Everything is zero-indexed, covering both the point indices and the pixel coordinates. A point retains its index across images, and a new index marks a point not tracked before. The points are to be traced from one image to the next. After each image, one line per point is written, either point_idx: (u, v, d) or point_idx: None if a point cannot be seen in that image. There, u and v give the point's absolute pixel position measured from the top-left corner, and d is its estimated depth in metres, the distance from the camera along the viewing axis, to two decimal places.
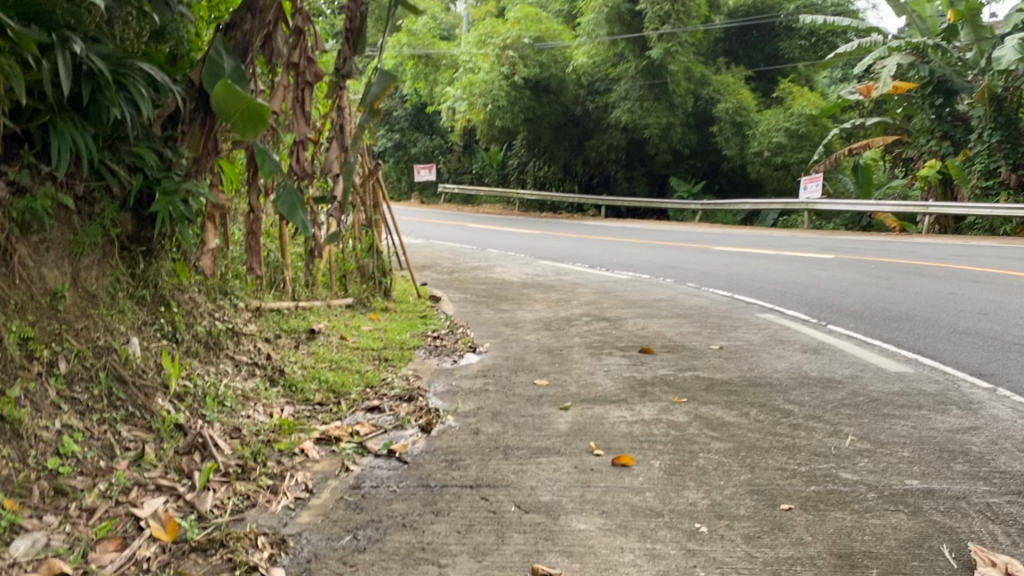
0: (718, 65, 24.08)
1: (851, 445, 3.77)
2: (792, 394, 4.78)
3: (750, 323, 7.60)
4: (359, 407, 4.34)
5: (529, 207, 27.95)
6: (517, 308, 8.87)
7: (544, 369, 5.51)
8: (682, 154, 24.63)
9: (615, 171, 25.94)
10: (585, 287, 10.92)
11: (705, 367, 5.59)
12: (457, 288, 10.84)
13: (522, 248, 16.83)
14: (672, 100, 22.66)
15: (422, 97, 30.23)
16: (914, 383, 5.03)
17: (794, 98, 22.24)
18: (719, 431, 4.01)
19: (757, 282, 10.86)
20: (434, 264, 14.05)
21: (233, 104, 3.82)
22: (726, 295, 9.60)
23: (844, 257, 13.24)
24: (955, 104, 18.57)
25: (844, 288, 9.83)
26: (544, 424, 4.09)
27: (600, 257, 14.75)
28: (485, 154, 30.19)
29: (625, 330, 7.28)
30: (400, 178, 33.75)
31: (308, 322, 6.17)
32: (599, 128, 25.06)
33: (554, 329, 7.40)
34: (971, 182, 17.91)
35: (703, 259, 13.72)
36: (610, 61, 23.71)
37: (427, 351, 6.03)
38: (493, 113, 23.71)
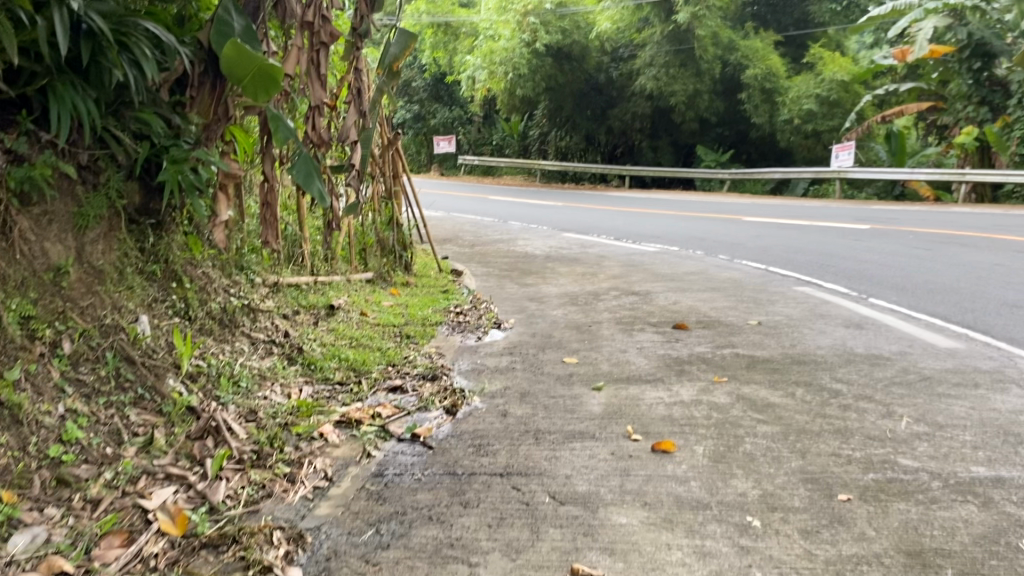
0: (746, 30, 23.52)
1: (908, 429, 3.51)
2: (838, 372, 4.52)
3: (786, 296, 7.32)
4: (380, 387, 4.14)
5: (552, 178, 27.61)
6: (543, 282, 8.64)
7: (574, 346, 5.28)
8: (708, 123, 24.19)
9: (640, 141, 25.46)
10: (611, 260, 10.66)
11: (742, 344, 5.33)
12: (480, 262, 10.61)
13: (545, 220, 16.57)
14: (698, 66, 22.21)
15: (443, 67, 29.86)
16: (967, 360, 4.75)
17: (825, 63, 21.69)
18: (763, 413, 3.78)
19: (790, 253, 10.55)
20: (457, 237, 13.83)
21: (243, 66, 3.61)
22: (758, 268, 9.31)
23: (879, 227, 12.84)
24: (993, 68, 17.98)
25: (882, 259, 9.49)
26: (577, 406, 3.87)
27: (624, 229, 14.48)
28: (506, 125, 29.80)
29: (656, 304, 7.03)
30: (420, 150, 33.45)
31: (327, 298, 6.01)
32: (623, 96, 24.63)
33: (582, 304, 7.17)
34: (1009, 149, 17.39)
35: (732, 231, 13.40)
36: (634, 27, 23.23)
37: (450, 326, 5.84)
38: (514, 81, 23.50)
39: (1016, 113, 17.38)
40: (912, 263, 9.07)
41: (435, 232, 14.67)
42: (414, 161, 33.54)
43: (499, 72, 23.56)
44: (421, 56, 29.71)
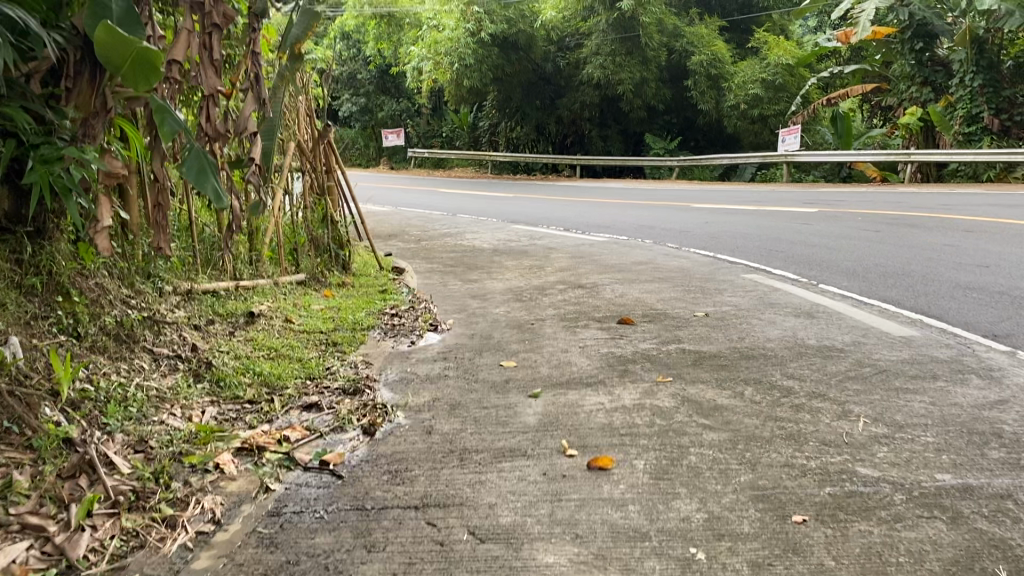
0: (691, 16, 23.38)
1: (865, 431, 3.24)
2: (790, 367, 4.24)
3: (736, 285, 7.07)
4: (294, 405, 3.77)
5: (502, 170, 27.25)
6: (486, 277, 8.28)
7: (513, 347, 4.93)
8: (657, 110, 24.06)
9: (589, 130, 25.21)
10: (559, 251, 10.34)
11: (690, 338, 5.03)
12: (424, 258, 10.22)
13: (493, 211, 16.23)
14: (645, 54, 22.00)
15: (388, 59, 29.25)
16: (924, 349, 4.52)
17: (770, 47, 21.62)
18: (711, 417, 3.47)
19: (740, 239, 10.34)
20: (402, 232, 13.40)
21: (120, 52, 3.19)
22: (707, 255, 9.07)
23: (828, 210, 12.73)
24: (935, 49, 18.04)
25: (832, 243, 9.31)
26: (508, 417, 3.52)
27: (573, 219, 14.21)
28: (454, 117, 29.36)
29: (602, 298, 6.72)
30: (369, 144, 32.78)
31: (248, 305, 5.61)
32: (571, 85, 24.35)
33: (525, 299, 6.83)
34: (953, 128, 17.47)
35: (682, 218, 13.20)
36: (579, 15, 22.88)
37: (382, 331, 5.47)
38: (459, 72, 22.90)
39: (959, 93, 17.45)
40: (862, 245, 8.91)
41: (380, 228, 14.22)
42: (363, 155, 32.86)
43: (444, 63, 23.05)
44: (365, 47, 29.18)
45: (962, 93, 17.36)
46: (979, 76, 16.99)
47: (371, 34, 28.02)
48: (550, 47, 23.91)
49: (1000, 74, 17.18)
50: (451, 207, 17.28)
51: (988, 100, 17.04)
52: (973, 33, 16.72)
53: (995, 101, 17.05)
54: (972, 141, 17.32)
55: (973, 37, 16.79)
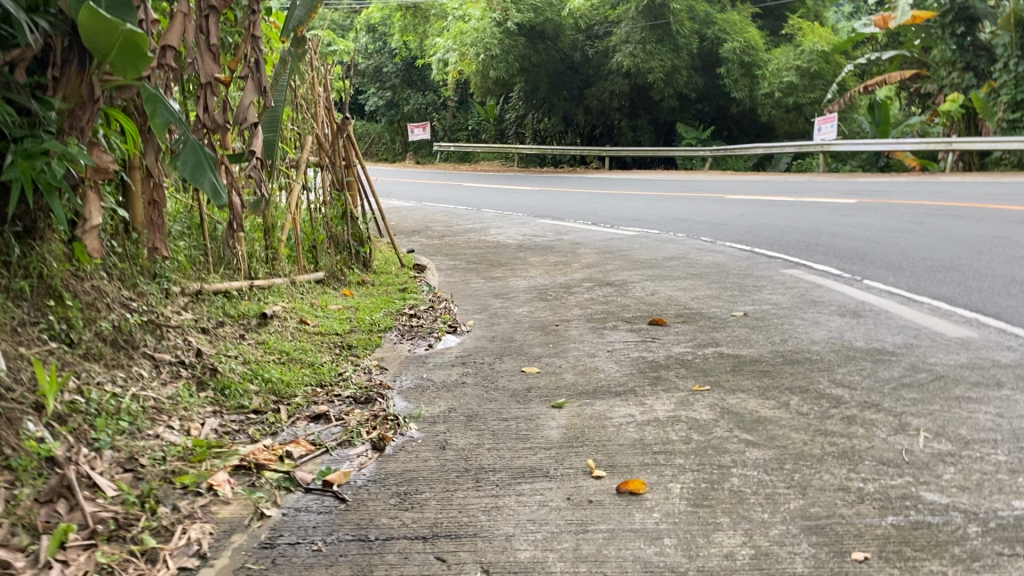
0: (722, 3, 22.90)
1: (927, 448, 2.91)
2: (837, 374, 3.90)
3: (773, 281, 6.72)
4: (301, 416, 3.49)
5: (529, 163, 26.91)
6: (512, 275, 7.99)
7: (537, 351, 4.64)
8: (688, 99, 23.60)
9: (618, 120, 24.82)
10: (587, 247, 10.02)
11: (727, 342, 4.70)
12: (448, 255, 9.96)
13: (519, 205, 15.94)
14: (675, 41, 21.56)
15: (414, 52, 29.05)
16: (983, 352, 4.15)
17: (804, 35, 21.06)
18: (754, 432, 3.16)
19: (776, 232, 9.95)
20: (427, 228, 13.15)
21: (105, 37, 2.95)
22: (742, 250, 8.71)
23: (866, 201, 12.28)
24: (977, 32, 17.43)
25: (873, 236, 8.90)
26: (530, 431, 3.23)
27: (603, 213, 13.86)
28: (481, 109, 29.05)
29: (632, 296, 6.40)
30: (395, 138, 32.56)
31: (261, 305, 5.35)
32: (600, 74, 23.88)
33: (551, 298, 6.54)
34: (997, 114, 16.86)
35: (715, 211, 12.79)
36: (608, 3, 22.50)
37: (399, 333, 5.18)
38: (486, 62, 22.53)
39: (1002, 78, 16.83)
40: (905, 238, 8.50)
41: (405, 223, 13.99)
42: (390, 149, 32.66)
43: (470, 53, 22.79)
44: (392, 40, 29.00)
45: (1006, 78, 16.76)
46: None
47: (398, 27, 27.77)
48: (578, 35, 23.60)
49: None
50: (477, 202, 16.99)
51: None
52: (1018, 15, 16.10)
53: None
54: (1017, 128, 16.73)
55: (1017, 19, 16.20)
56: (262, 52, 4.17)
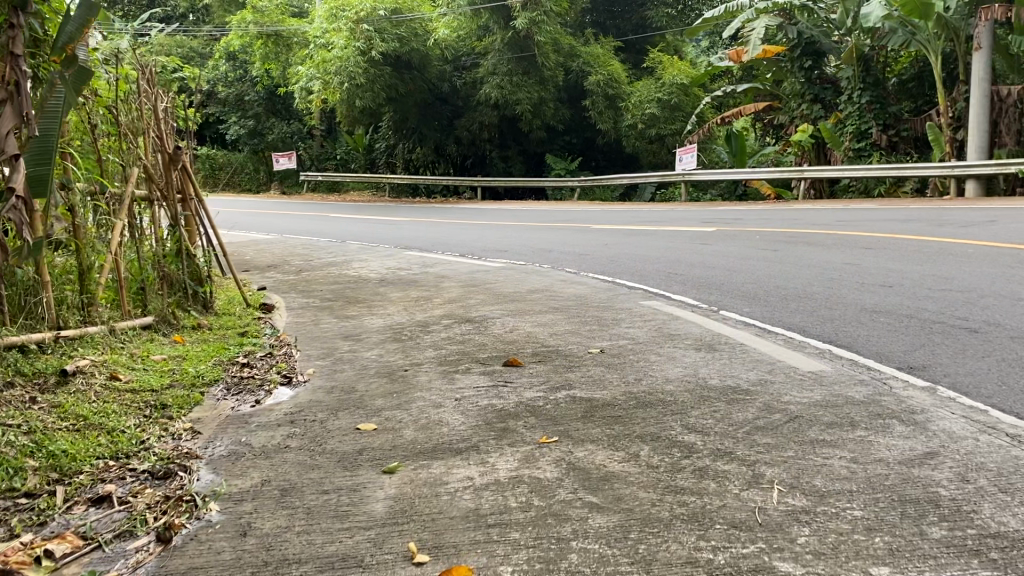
0: (586, 37, 23.37)
1: (781, 504, 2.69)
2: (691, 418, 3.67)
3: (633, 314, 6.56)
4: (81, 498, 2.97)
5: (400, 193, 26.46)
6: (367, 314, 7.54)
7: (378, 403, 4.21)
8: (556, 130, 23.83)
9: (489, 151, 24.78)
10: (451, 280, 9.66)
11: (582, 383, 4.42)
12: (302, 292, 9.38)
13: (384, 237, 15.48)
14: (541, 74, 21.84)
15: (277, 80, 28.19)
16: (836, 388, 4.04)
17: (665, 67, 21.68)
18: (601, 493, 2.86)
19: (638, 261, 9.93)
20: (285, 263, 12.47)
21: None
22: (604, 281, 8.59)
23: (726, 229, 12.53)
24: (823, 66, 18.42)
25: (731, 264, 8.99)
26: (350, 506, 2.84)
27: (469, 243, 13.61)
28: (350, 139, 28.42)
29: (489, 334, 6.07)
30: (260, 168, 31.43)
31: (64, 360, 4.75)
32: (468, 106, 24.06)
33: (404, 339, 6.13)
34: (844, 144, 17.60)
35: (582, 240, 12.76)
36: (475, 35, 22.86)
37: (224, 387, 4.70)
38: (350, 92, 21.93)
39: (848, 109, 17.62)
40: (760, 266, 8.61)
41: (262, 258, 13.26)
42: (255, 180, 31.52)
43: (335, 82, 21.98)
44: (253, 69, 28.00)
45: (851, 110, 17.53)
46: (866, 93, 17.25)
47: (259, 55, 26.88)
48: (445, 66, 23.62)
49: (885, 91, 17.57)
50: (341, 234, 16.40)
51: (876, 116, 17.28)
52: (858, 50, 17.05)
53: (882, 116, 17.31)
54: (862, 157, 17.47)
55: (858, 55, 17.17)
56: None
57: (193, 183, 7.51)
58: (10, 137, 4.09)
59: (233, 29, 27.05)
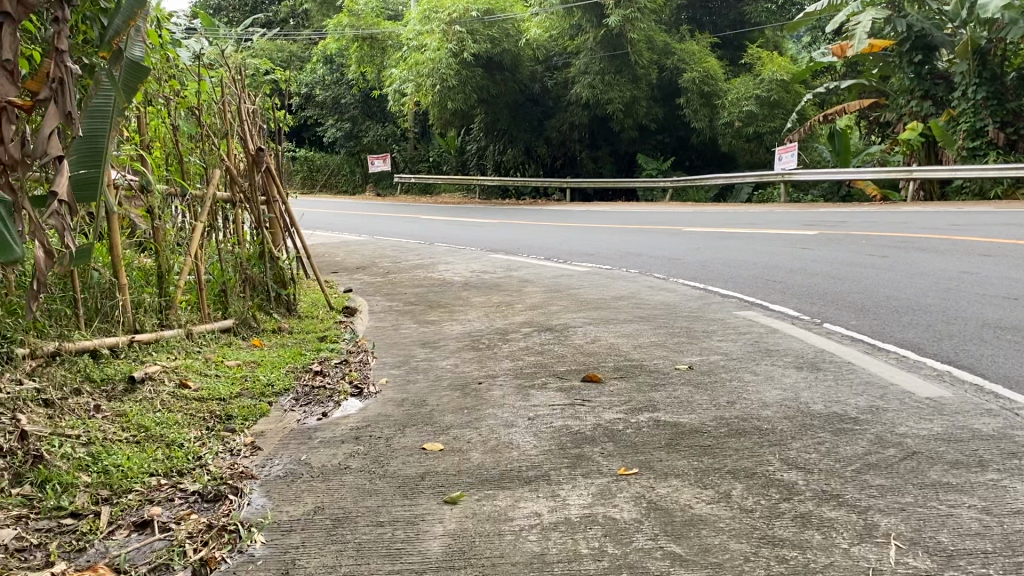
0: (681, 33, 22.72)
1: (902, 567, 2.29)
2: (790, 452, 3.27)
3: (726, 326, 6.11)
4: (124, 522, 2.81)
5: (491, 195, 26.37)
6: (447, 319, 7.31)
7: (447, 419, 3.94)
8: (649, 129, 23.26)
9: (580, 151, 24.41)
10: (535, 284, 9.36)
11: (667, 405, 4.04)
12: (385, 295, 9.25)
13: (472, 239, 15.31)
14: (634, 72, 21.28)
15: (371, 83, 28.54)
16: (960, 419, 3.55)
17: (763, 64, 21.21)
18: (685, 543, 2.51)
19: (733, 267, 9.42)
20: (371, 265, 12.42)
21: None
22: (696, 287, 8.14)
23: (829, 232, 11.83)
24: (935, 61, 17.27)
25: (835, 271, 8.40)
26: (405, 544, 2.57)
27: (557, 246, 13.32)
28: (441, 140, 28.48)
29: (570, 344, 5.74)
30: (354, 170, 31.91)
31: (135, 365, 4.67)
32: (559, 106, 23.57)
33: (481, 348, 5.86)
34: (957, 143, 16.63)
35: (673, 243, 12.27)
36: (566, 34, 22.21)
37: (294, 395, 4.50)
38: (443, 94, 22.07)
39: (962, 106, 16.57)
40: (867, 274, 8.00)
41: (350, 259, 13.29)
42: (350, 181, 32.02)
43: (427, 84, 22.12)
44: (348, 72, 28.39)
45: (966, 106, 16.49)
46: (982, 88, 16.17)
47: (353, 58, 27.23)
48: (537, 66, 23.24)
49: (1004, 86, 16.37)
50: (429, 236, 16.34)
51: (992, 112, 16.18)
52: (975, 43, 15.97)
53: (999, 113, 16.17)
54: (977, 156, 16.48)
55: (975, 48, 16.08)
56: (71, 69, 3.55)
57: (276, 185, 7.45)
58: (53, 137, 3.56)
59: (329, 32, 27.53)
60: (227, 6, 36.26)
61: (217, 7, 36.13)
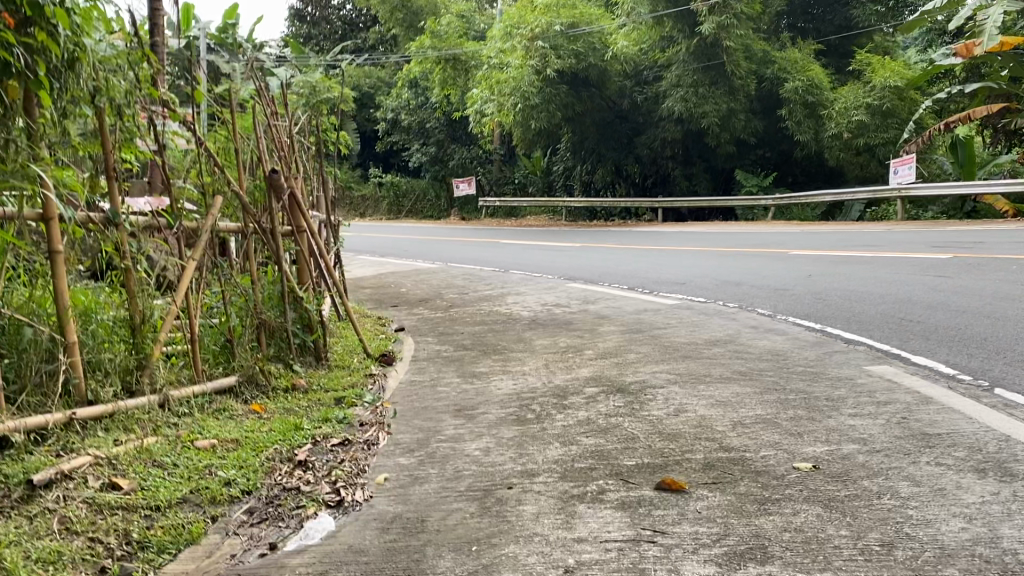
0: (782, 41, 21.11)
1: None
2: None
3: (858, 391, 4.59)
4: None
5: (578, 217, 24.92)
6: (498, 372, 5.98)
7: (441, 568, 2.63)
8: (748, 144, 21.54)
9: (672, 168, 22.81)
10: (612, 323, 7.97)
11: (784, 547, 2.61)
12: (438, 337, 8.02)
13: (550, 266, 14.00)
14: (731, 83, 19.66)
15: (454, 106, 27.81)
16: None
17: (875, 70, 19.23)
18: None
19: (856, 300, 7.78)
20: (436, 298, 11.23)
21: None
22: (814, 330, 6.57)
23: (965, 254, 10.00)
24: None
25: (988, 307, 6.71)
26: None
27: (643, 274, 11.84)
28: (526, 162, 27.25)
29: (645, 418, 4.32)
30: (440, 194, 30.67)
31: (54, 459, 3.55)
32: (650, 122, 22.07)
33: (530, 418, 4.52)
34: None
35: (777, 269, 10.64)
36: (657, 46, 20.75)
37: (249, 506, 3.26)
38: (525, 113, 20.92)
39: None
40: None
41: (415, 291, 12.19)
42: (434, 206, 31.17)
43: (508, 104, 21.10)
44: (431, 94, 27.77)
45: None
46: None
47: (436, 80, 26.49)
48: (625, 81, 21.78)
49: None
50: (506, 262, 15.14)
51: None
52: None
53: None
54: None
55: None
56: None
57: (300, 212, 6.38)
58: None
59: (410, 53, 26.91)
60: (317, 34, 36.59)
61: (309, 35, 36.74)
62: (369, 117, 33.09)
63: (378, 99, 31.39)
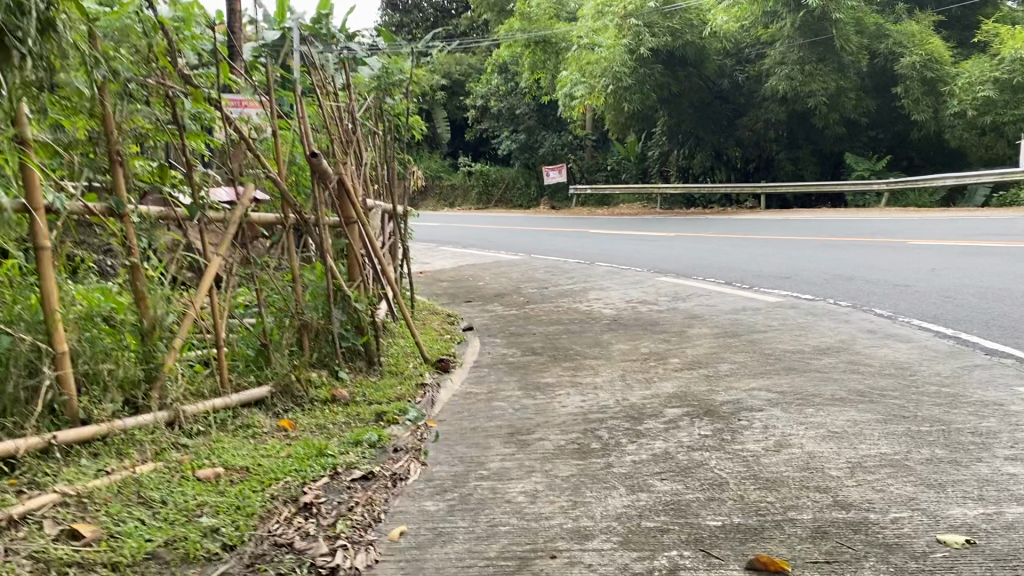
0: (897, 13, 19.44)
1: None
2: None
3: (1016, 423, 3.62)
4: None
5: (674, 204, 23.70)
6: (566, 383, 5.20)
7: None
8: (858, 124, 20.01)
9: (776, 152, 21.41)
10: (704, 324, 7.06)
11: None
12: (508, 337, 7.28)
13: (640, 257, 13.11)
14: (841, 59, 18.20)
15: (544, 91, 27.08)
16: None
17: (1003, 41, 17.45)
18: None
19: (994, 299, 6.66)
20: (515, 292, 10.49)
21: None
22: (948, 337, 5.55)
23: None
24: None
25: None
26: None
27: (742, 266, 10.84)
28: (620, 147, 26.07)
29: (737, 455, 3.46)
30: (530, 183, 30.08)
31: (12, 497, 3.00)
32: (753, 103, 20.81)
33: (595, 449, 3.72)
34: None
35: (896, 261, 9.47)
36: (759, 22, 19.49)
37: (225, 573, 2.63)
38: (618, 94, 19.90)
39: None
40: None
41: (494, 284, 11.49)
42: (524, 195, 30.30)
43: (599, 86, 20.15)
44: (521, 80, 27.05)
45: None
46: None
47: (525, 64, 25.76)
48: (726, 60, 20.53)
49: None
50: (593, 253, 14.31)
51: None
52: None
53: None
54: None
55: None
56: None
57: (351, 201, 5.71)
58: None
59: (500, 37, 26.21)
60: (410, 23, 36.31)
61: (400, 24, 36.40)
62: (460, 105, 32.64)
63: (469, 87, 30.89)
